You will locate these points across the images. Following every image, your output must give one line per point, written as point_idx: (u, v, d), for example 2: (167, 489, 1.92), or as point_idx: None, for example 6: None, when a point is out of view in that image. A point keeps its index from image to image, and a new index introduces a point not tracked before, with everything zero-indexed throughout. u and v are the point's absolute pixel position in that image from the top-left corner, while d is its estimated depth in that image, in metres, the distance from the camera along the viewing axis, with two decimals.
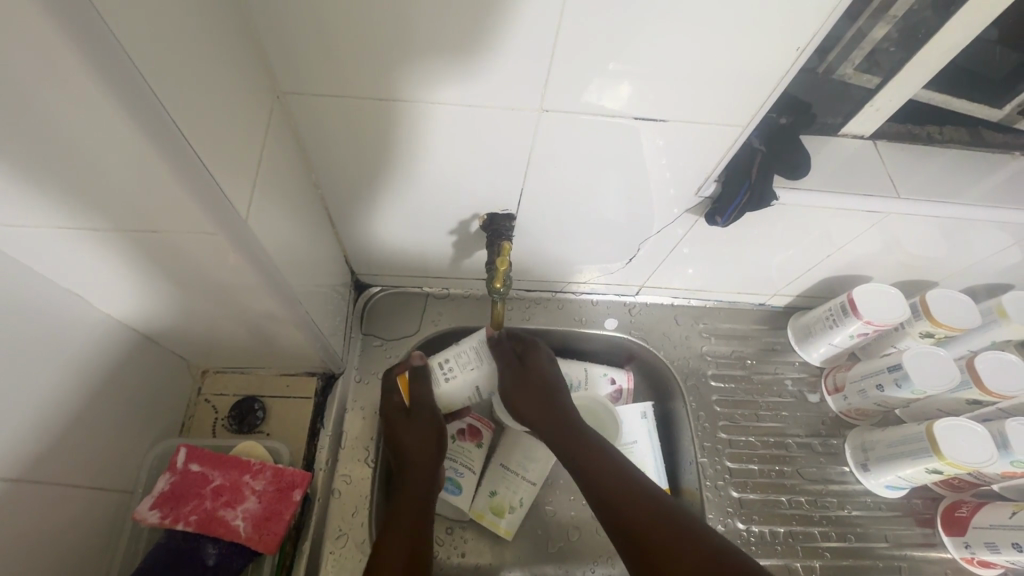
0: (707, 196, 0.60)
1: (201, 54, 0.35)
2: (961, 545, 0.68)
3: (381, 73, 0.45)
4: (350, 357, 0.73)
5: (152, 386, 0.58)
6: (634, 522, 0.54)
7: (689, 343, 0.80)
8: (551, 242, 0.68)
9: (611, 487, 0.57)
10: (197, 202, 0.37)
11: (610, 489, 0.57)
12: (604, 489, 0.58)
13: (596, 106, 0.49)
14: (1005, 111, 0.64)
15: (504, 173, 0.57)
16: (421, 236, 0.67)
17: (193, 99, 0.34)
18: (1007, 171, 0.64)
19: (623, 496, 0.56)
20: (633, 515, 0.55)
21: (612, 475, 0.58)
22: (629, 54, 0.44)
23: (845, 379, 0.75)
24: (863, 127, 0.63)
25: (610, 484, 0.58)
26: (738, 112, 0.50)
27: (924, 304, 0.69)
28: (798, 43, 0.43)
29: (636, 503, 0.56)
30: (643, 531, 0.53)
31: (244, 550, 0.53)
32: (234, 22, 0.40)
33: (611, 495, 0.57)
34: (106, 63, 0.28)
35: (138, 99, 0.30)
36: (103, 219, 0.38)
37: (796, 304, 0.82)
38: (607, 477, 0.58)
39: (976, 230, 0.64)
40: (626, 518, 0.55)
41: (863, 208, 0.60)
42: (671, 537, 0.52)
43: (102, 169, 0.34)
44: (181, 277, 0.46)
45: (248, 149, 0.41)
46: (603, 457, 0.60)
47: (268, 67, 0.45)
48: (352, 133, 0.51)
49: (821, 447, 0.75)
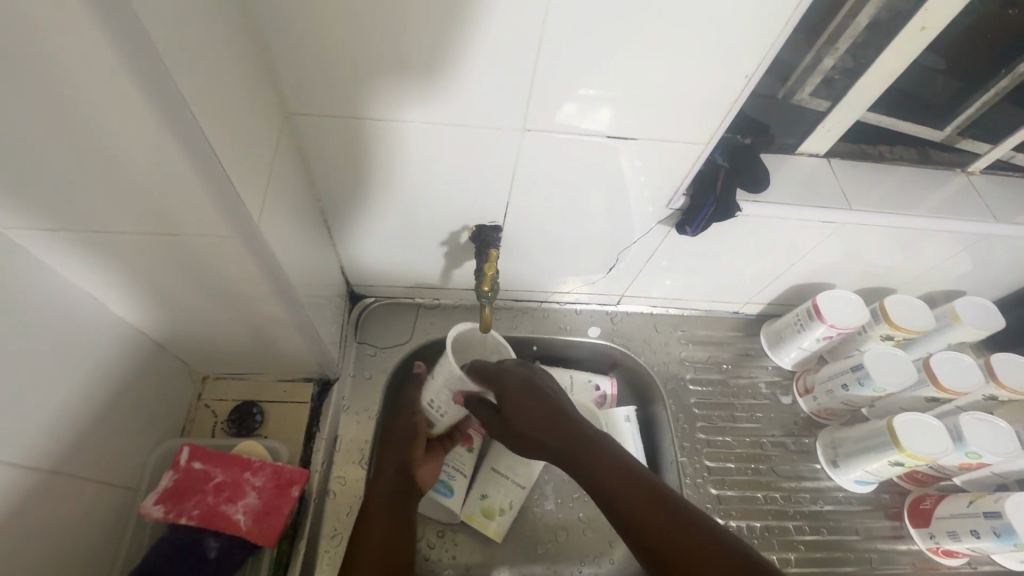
0: (676, 208, 0.65)
1: (224, 74, 0.40)
2: (926, 536, 0.72)
3: (379, 95, 0.50)
4: (346, 364, 0.76)
5: (160, 387, 0.61)
6: (645, 526, 0.53)
7: (668, 349, 0.84)
8: (538, 254, 0.73)
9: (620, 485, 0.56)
10: (217, 204, 0.40)
11: (620, 486, 0.56)
12: (612, 485, 0.56)
13: (577, 126, 0.54)
14: (946, 132, 0.71)
15: (491, 188, 0.61)
16: (414, 248, 0.71)
17: (218, 115, 0.38)
18: (950, 186, 0.71)
19: (625, 493, 0.55)
20: (638, 512, 0.54)
21: (623, 473, 0.57)
22: (603, 79, 0.49)
23: (814, 381, 0.80)
24: (819, 146, 0.69)
25: (620, 481, 0.56)
26: (702, 130, 0.55)
27: (882, 309, 0.75)
28: (747, 70, 0.49)
29: (638, 499, 0.54)
30: (648, 528, 0.53)
31: (245, 543, 0.55)
32: (252, 53, 0.45)
33: (617, 494, 0.56)
34: (153, 82, 0.32)
35: (175, 111, 0.34)
36: (126, 219, 0.42)
37: (768, 312, 0.87)
38: (618, 475, 0.57)
39: (926, 240, 0.70)
40: (628, 517, 0.54)
41: (820, 218, 0.65)
42: (686, 538, 0.51)
43: (132, 170, 0.37)
44: (191, 279, 0.49)
45: (261, 161, 0.46)
46: (612, 457, 0.58)
47: (279, 89, 0.50)
48: (352, 152, 0.56)
49: (795, 446, 0.79)
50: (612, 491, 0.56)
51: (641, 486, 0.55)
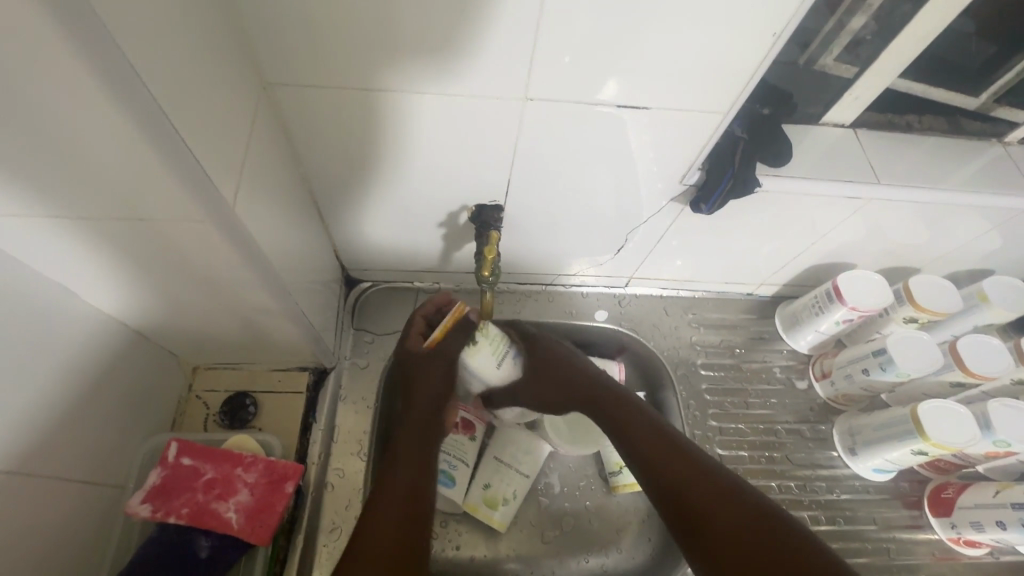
0: (691, 183, 0.60)
1: (183, 39, 0.35)
2: (947, 526, 0.69)
3: (366, 64, 0.46)
4: (343, 350, 0.73)
5: (144, 380, 0.58)
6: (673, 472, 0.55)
7: (678, 333, 0.81)
8: (542, 235, 0.69)
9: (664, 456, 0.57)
10: (183, 186, 0.36)
11: (666, 459, 0.56)
12: (652, 458, 0.57)
13: (584, 97, 0.49)
14: (981, 99, 0.66)
15: (493, 165, 0.57)
16: (411, 230, 0.67)
17: (175, 85, 0.34)
18: (985, 157, 0.66)
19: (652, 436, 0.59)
20: (660, 454, 0.57)
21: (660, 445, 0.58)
22: (614, 44, 0.45)
23: (832, 365, 0.76)
24: (844, 116, 0.64)
25: (667, 454, 0.57)
26: (722, 100, 0.50)
27: (907, 289, 0.71)
28: (773, 30, 0.44)
29: (660, 447, 0.57)
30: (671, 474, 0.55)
31: (237, 542, 0.53)
32: (222, 18, 0.41)
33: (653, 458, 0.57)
34: (94, 46, 0.28)
35: (121, 80, 0.30)
36: (90, 207, 0.38)
37: (783, 293, 0.83)
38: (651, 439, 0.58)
39: (957, 217, 0.65)
40: (653, 462, 0.57)
41: (845, 195, 0.61)
42: (719, 503, 0.52)
43: (85, 158, 0.33)
44: (169, 269, 0.46)
45: (234, 138, 0.42)
46: (653, 430, 0.59)
47: (255, 58, 0.45)
48: (338, 126, 0.52)
49: (811, 433, 0.76)
50: (648, 460, 0.57)
51: (678, 455, 0.56)
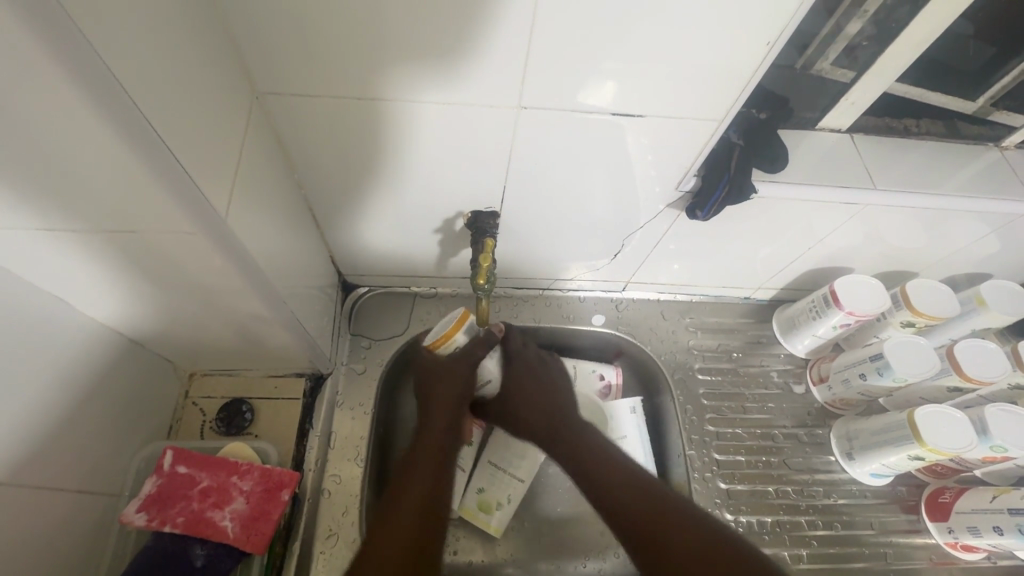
0: (687, 190, 0.60)
1: (172, 50, 0.35)
2: (944, 530, 0.69)
3: (357, 72, 0.46)
4: (339, 356, 0.73)
5: (140, 388, 0.58)
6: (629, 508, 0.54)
7: (676, 337, 0.80)
8: (538, 240, 0.69)
9: (624, 500, 0.55)
10: (172, 198, 0.36)
11: (624, 493, 0.56)
12: (606, 496, 0.57)
13: (578, 104, 0.49)
14: (978, 103, 0.66)
15: (488, 171, 0.57)
16: (407, 236, 0.67)
17: (164, 97, 0.34)
18: (982, 161, 0.66)
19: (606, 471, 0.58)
20: (615, 491, 0.56)
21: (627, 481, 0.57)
22: (606, 51, 0.44)
23: (829, 369, 0.76)
24: (840, 121, 0.64)
25: (625, 487, 0.56)
26: (717, 108, 0.50)
27: (904, 294, 0.71)
28: (767, 38, 0.44)
29: (619, 484, 0.57)
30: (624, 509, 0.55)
31: (232, 551, 0.53)
32: (211, 27, 0.40)
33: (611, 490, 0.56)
34: (77, 61, 0.28)
35: (107, 94, 0.30)
36: (81, 220, 0.38)
37: (781, 297, 0.83)
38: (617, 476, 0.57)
39: (954, 221, 0.65)
40: (609, 495, 0.56)
41: (841, 200, 0.60)
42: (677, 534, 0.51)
43: (72, 170, 0.33)
44: (162, 279, 0.46)
45: (226, 148, 0.42)
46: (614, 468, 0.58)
47: (247, 67, 0.45)
48: (330, 133, 0.52)
49: (808, 438, 0.76)
50: (604, 493, 0.57)
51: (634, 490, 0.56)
